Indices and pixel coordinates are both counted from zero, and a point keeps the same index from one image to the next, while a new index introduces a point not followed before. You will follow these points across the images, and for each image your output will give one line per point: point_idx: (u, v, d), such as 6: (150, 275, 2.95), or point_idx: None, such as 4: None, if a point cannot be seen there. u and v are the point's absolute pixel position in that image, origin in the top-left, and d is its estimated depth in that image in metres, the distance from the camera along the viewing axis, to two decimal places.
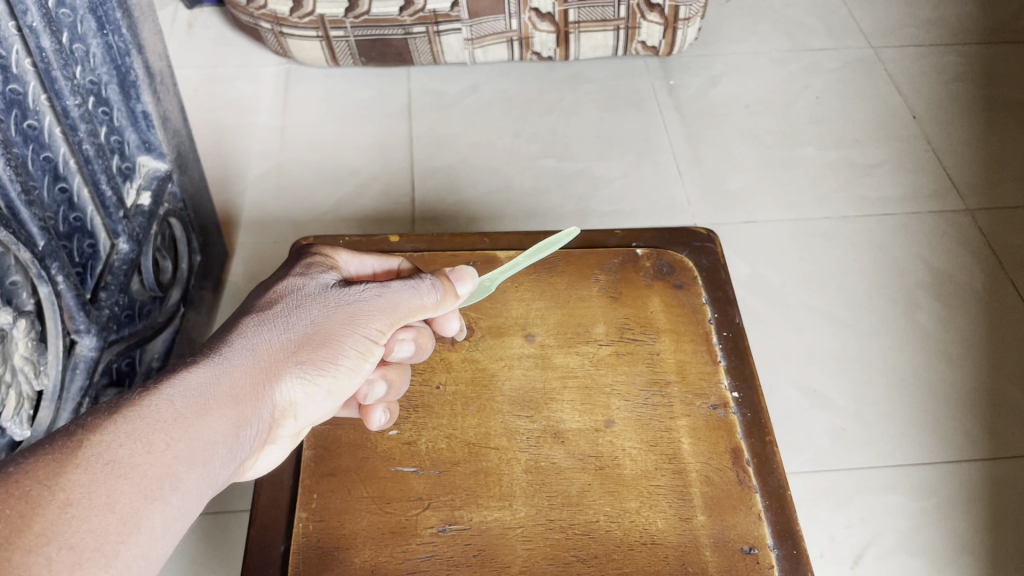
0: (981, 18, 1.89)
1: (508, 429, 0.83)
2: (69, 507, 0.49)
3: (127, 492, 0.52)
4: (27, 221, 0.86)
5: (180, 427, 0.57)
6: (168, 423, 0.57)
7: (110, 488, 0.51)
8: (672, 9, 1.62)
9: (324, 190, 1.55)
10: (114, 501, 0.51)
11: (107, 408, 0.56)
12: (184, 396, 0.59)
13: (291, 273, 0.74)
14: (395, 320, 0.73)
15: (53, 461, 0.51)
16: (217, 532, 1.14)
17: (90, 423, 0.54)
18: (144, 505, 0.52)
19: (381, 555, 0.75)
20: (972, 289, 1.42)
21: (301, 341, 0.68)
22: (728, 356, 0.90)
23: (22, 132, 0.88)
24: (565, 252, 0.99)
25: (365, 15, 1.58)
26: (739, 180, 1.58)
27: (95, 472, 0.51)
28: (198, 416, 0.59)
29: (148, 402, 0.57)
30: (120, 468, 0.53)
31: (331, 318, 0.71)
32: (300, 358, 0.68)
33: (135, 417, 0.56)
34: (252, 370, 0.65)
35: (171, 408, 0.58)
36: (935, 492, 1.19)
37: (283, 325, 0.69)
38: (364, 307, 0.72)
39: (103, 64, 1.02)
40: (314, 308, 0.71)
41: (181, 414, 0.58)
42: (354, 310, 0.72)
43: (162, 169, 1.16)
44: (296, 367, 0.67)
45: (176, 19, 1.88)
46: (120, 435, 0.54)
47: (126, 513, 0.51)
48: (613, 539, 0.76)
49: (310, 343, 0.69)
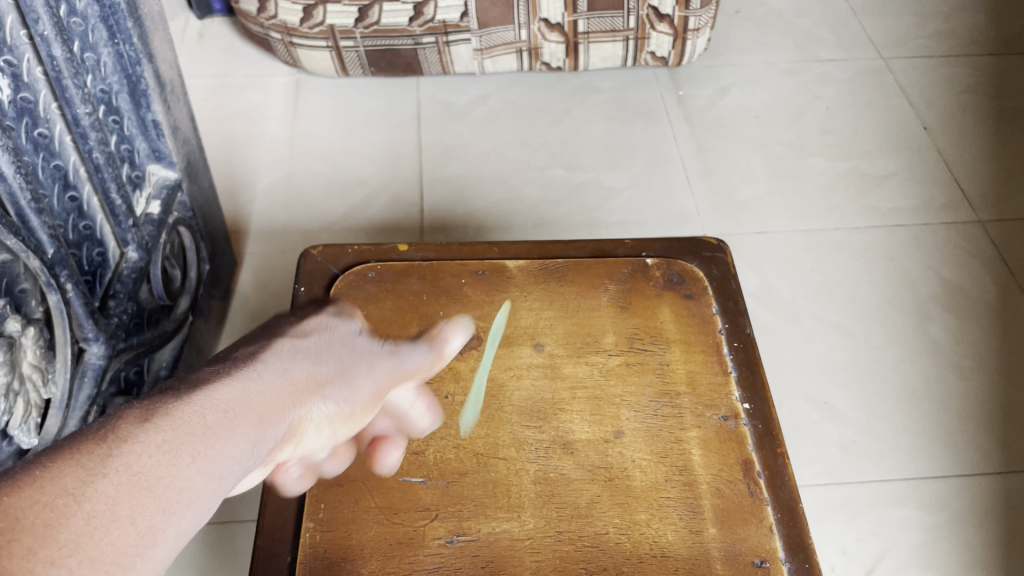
0: (992, 30, 1.89)
1: (517, 440, 0.83)
2: (94, 515, 0.39)
3: (152, 505, 0.42)
4: (37, 229, 0.87)
5: (220, 432, 0.47)
6: (202, 431, 0.46)
7: (136, 500, 0.41)
8: (681, 19, 1.63)
9: (333, 199, 1.55)
10: (134, 506, 0.41)
11: (137, 412, 0.45)
12: (221, 402, 0.48)
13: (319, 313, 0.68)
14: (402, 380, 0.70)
15: (78, 461, 0.41)
16: (222, 542, 1.13)
17: (118, 424, 0.44)
18: (165, 524, 0.42)
19: (387, 566, 0.74)
20: (984, 301, 1.41)
21: (335, 375, 0.61)
22: (739, 367, 0.89)
23: (32, 140, 0.89)
24: (575, 261, 0.98)
25: (374, 26, 1.59)
26: (749, 191, 1.57)
27: (125, 480, 0.41)
28: (252, 422, 0.50)
29: (185, 403, 0.47)
30: (147, 477, 0.42)
31: (354, 363, 0.64)
32: (334, 388, 0.60)
33: (168, 420, 0.45)
34: (290, 388, 0.56)
35: (210, 411, 0.47)
36: (948, 506, 1.18)
37: (317, 353, 0.61)
38: (380, 362, 0.68)
39: (114, 74, 1.02)
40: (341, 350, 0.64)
41: (215, 420, 0.47)
42: (373, 360, 0.67)
43: (172, 178, 1.17)
44: (331, 397, 0.60)
45: (186, 30, 1.89)
46: (150, 439, 0.44)
47: (148, 528, 0.41)
48: (623, 551, 0.75)
49: (342, 378, 0.62)
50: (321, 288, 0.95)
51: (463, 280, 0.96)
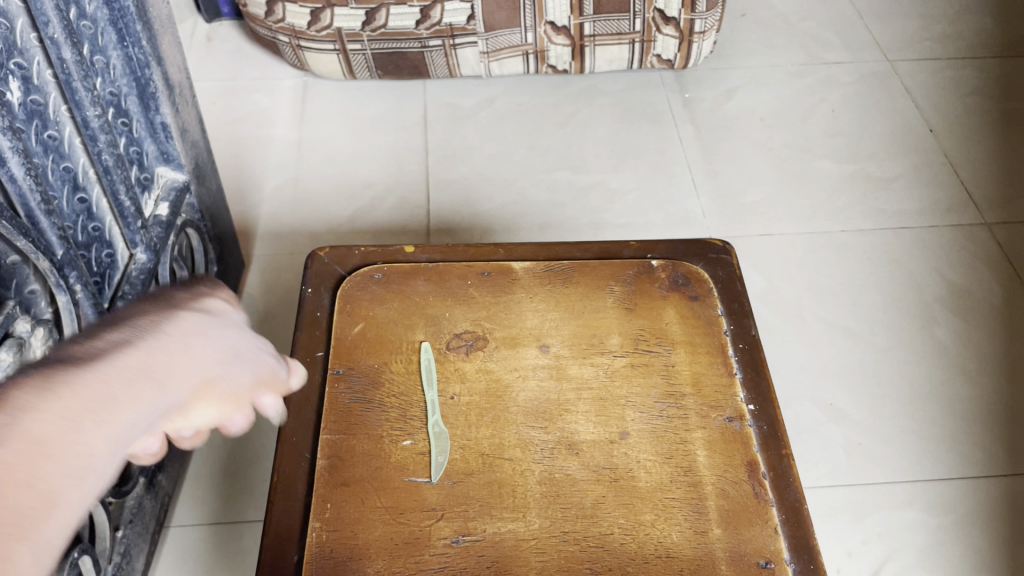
0: (998, 33, 1.89)
1: (522, 441, 0.83)
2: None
3: (54, 466, 0.42)
4: (46, 230, 0.87)
5: (114, 401, 0.47)
6: (94, 401, 0.46)
7: (37, 465, 0.41)
8: (687, 22, 1.63)
9: (339, 201, 1.56)
10: (37, 467, 0.41)
11: (35, 381, 0.45)
12: (112, 371, 0.49)
13: (209, 296, 0.65)
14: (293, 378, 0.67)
15: None
16: (230, 541, 1.14)
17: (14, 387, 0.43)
18: (66, 487, 0.42)
19: (393, 565, 0.74)
20: (990, 304, 1.41)
21: (228, 350, 0.60)
22: (744, 369, 0.90)
23: (42, 142, 0.90)
24: (580, 263, 0.99)
25: (381, 29, 1.60)
26: (755, 194, 1.58)
27: (29, 446, 0.41)
28: (143, 393, 0.49)
29: (81, 374, 0.46)
30: (49, 444, 0.42)
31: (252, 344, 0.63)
32: (223, 369, 0.58)
33: (67, 388, 0.45)
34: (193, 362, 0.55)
35: (108, 382, 0.48)
36: (954, 508, 1.18)
37: (219, 329, 0.61)
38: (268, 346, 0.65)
39: (123, 76, 1.04)
40: (237, 329, 0.63)
41: (113, 389, 0.47)
42: (261, 342, 0.64)
43: (180, 180, 1.18)
44: (223, 375, 0.58)
45: (195, 32, 1.90)
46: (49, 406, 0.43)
47: (50, 488, 0.41)
48: (628, 551, 0.76)
49: (237, 354, 0.60)
50: (327, 289, 0.96)
51: (469, 281, 0.96)
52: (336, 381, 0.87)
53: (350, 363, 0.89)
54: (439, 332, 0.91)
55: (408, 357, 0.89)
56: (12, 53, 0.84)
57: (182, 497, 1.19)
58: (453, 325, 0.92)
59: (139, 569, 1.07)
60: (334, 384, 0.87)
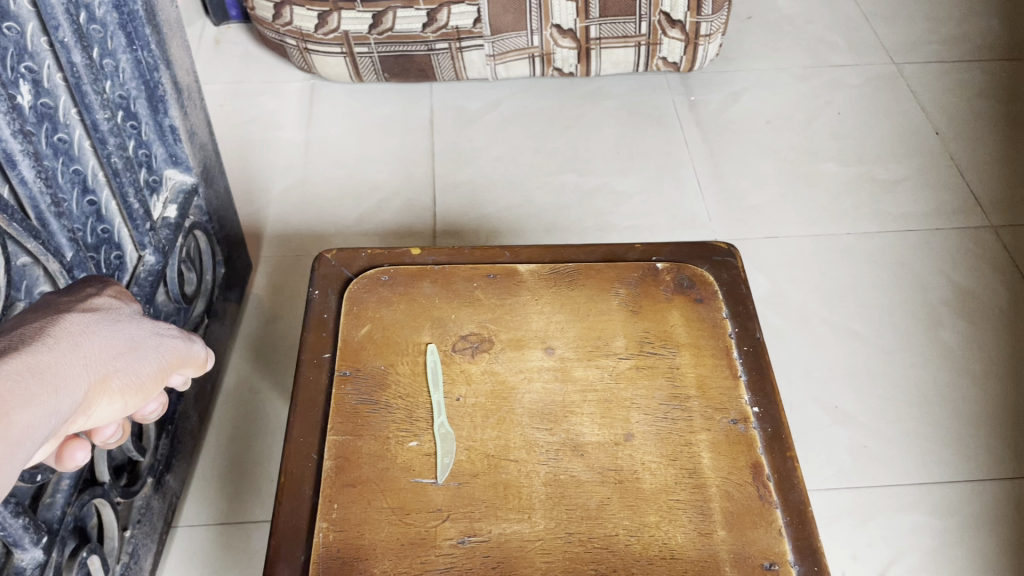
0: (1004, 35, 1.88)
1: (527, 442, 0.83)
2: None
3: None
4: (56, 232, 0.88)
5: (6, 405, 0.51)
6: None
7: None
8: (693, 25, 1.64)
9: (346, 204, 1.56)
10: None
11: None
12: (12, 374, 0.54)
13: (95, 295, 0.68)
14: (192, 367, 0.71)
15: None
16: (237, 541, 1.15)
17: None
18: None
19: (400, 565, 0.75)
20: (996, 306, 1.41)
21: (127, 345, 0.64)
22: (749, 371, 0.90)
23: (53, 145, 0.91)
24: (585, 265, 0.99)
25: (388, 32, 1.62)
26: (760, 196, 1.58)
27: None
28: (38, 397, 0.54)
29: None
30: None
31: (147, 337, 0.67)
32: (115, 366, 0.62)
33: None
34: (82, 363, 0.59)
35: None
36: (960, 511, 1.18)
37: (113, 325, 0.65)
38: (170, 330, 0.70)
39: (132, 80, 1.05)
40: (131, 324, 0.66)
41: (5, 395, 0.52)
42: (162, 329, 0.69)
43: (188, 182, 1.18)
44: (114, 370, 0.62)
45: (203, 36, 1.91)
46: None
47: None
48: (632, 552, 0.76)
49: (137, 347, 0.65)
50: (334, 291, 0.96)
51: (475, 284, 0.97)
52: (343, 383, 0.88)
53: (357, 365, 0.89)
54: (445, 334, 0.92)
55: (415, 359, 0.90)
56: (24, 57, 0.85)
57: (190, 497, 1.19)
58: (459, 327, 0.93)
59: (147, 569, 1.08)
60: (340, 385, 0.87)
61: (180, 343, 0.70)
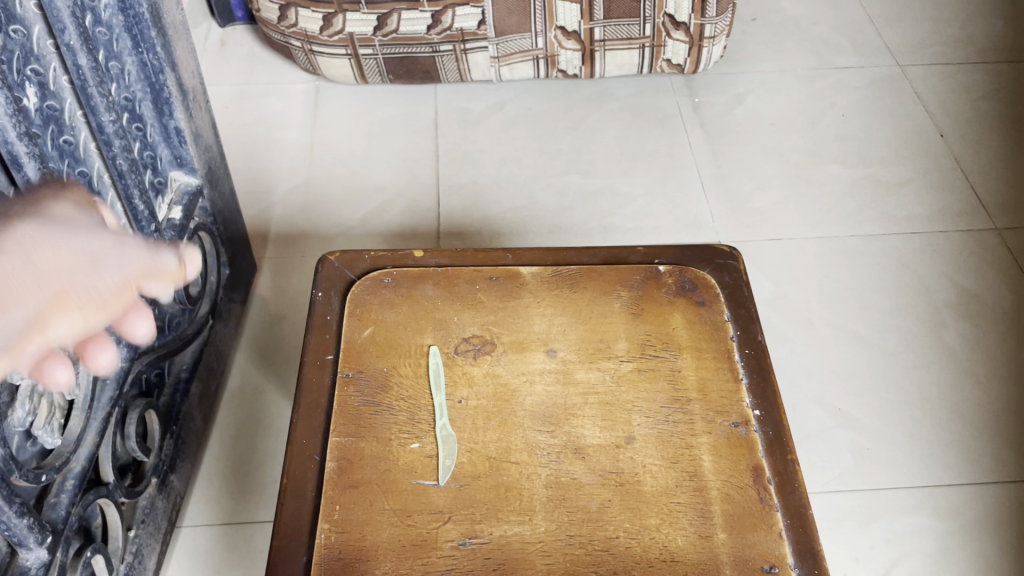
0: (1010, 37, 1.88)
1: (529, 445, 0.84)
2: None
3: None
4: None
5: None
6: None
7: None
8: (697, 27, 1.64)
9: (351, 205, 1.57)
10: None
11: None
12: None
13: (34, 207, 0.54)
14: (165, 280, 0.55)
15: None
16: (241, 542, 1.15)
17: None
18: None
19: (401, 566, 0.75)
20: (1001, 309, 1.40)
21: (73, 255, 0.51)
22: (750, 374, 0.90)
23: (58, 147, 0.91)
24: (588, 268, 0.99)
25: (393, 34, 1.62)
26: (764, 198, 1.58)
27: None
28: None
29: None
30: None
31: (101, 246, 0.53)
32: (56, 277, 0.49)
33: None
34: None
35: None
36: (963, 514, 1.18)
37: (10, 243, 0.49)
38: (134, 237, 0.55)
39: (137, 82, 1.06)
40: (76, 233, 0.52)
41: None
42: (126, 238, 0.54)
43: (193, 184, 1.19)
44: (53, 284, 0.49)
45: (209, 38, 1.92)
46: None
47: None
48: (633, 555, 0.76)
49: (91, 257, 0.52)
50: (337, 293, 0.97)
51: (478, 286, 0.97)
52: (346, 384, 0.88)
53: (360, 366, 0.90)
54: (447, 336, 0.92)
55: (417, 361, 0.90)
56: (30, 59, 0.86)
57: (194, 497, 1.20)
58: (461, 329, 0.93)
59: (152, 568, 1.09)
60: (343, 387, 0.88)
61: (146, 253, 0.55)
